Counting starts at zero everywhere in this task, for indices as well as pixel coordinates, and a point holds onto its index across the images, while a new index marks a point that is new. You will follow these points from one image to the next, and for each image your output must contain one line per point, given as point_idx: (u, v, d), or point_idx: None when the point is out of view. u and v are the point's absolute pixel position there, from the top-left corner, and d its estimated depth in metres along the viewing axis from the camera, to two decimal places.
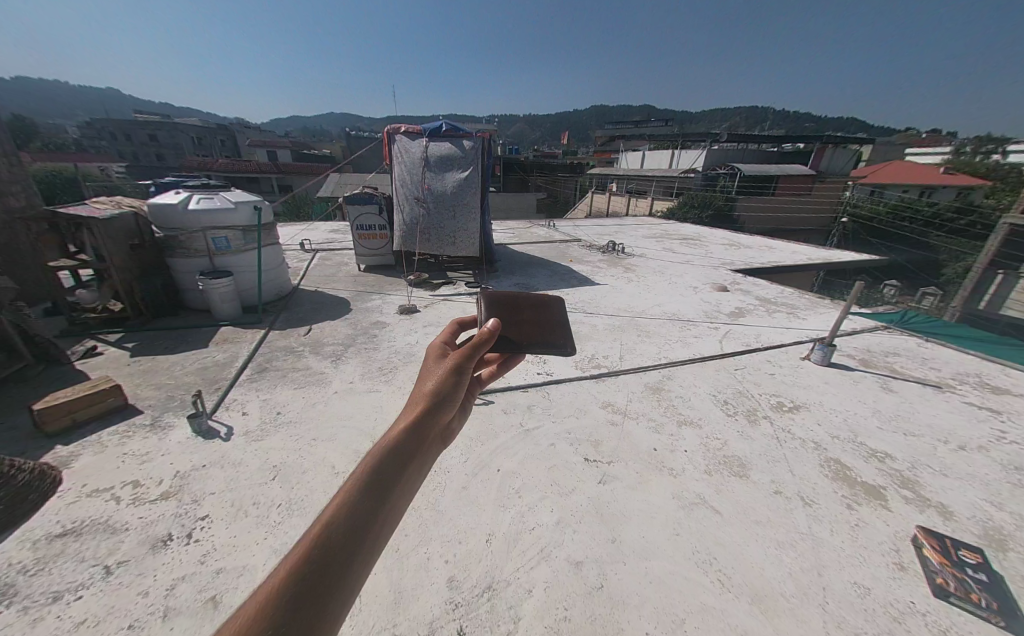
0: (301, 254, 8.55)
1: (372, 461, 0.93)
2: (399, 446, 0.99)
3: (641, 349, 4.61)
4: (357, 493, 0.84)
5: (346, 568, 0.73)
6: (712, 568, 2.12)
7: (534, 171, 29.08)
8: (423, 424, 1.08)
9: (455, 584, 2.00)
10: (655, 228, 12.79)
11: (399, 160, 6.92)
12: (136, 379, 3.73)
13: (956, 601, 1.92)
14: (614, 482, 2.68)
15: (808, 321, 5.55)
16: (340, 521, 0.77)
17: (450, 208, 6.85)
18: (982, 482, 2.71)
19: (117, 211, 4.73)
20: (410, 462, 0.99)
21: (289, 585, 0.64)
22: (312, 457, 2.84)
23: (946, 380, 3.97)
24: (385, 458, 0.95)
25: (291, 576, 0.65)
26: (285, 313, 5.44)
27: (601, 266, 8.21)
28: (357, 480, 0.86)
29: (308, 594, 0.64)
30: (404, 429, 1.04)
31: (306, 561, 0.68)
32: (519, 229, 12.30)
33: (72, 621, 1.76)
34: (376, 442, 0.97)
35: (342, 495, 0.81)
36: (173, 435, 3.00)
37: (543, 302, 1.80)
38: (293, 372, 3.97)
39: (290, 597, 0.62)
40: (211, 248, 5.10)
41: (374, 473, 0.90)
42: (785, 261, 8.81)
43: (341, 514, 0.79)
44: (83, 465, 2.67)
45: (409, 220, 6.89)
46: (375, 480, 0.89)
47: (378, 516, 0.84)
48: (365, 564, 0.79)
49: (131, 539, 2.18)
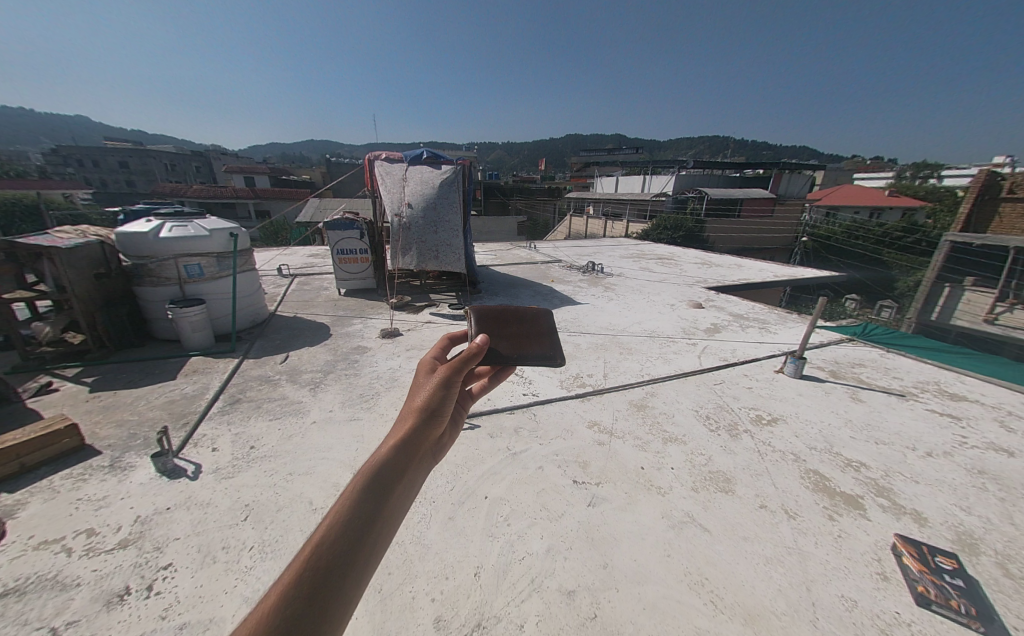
0: (280, 280, 8.39)
1: (364, 475, 0.91)
2: (391, 461, 0.98)
3: (624, 367, 4.68)
4: (350, 510, 0.83)
5: (339, 586, 0.71)
6: (704, 590, 2.10)
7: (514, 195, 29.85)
8: (417, 436, 1.09)
9: (443, 623, 1.90)
10: (632, 248, 13.30)
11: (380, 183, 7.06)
12: (96, 416, 3.50)
13: (937, 609, 1.96)
14: (603, 504, 2.66)
15: (780, 334, 5.81)
16: (332, 539, 0.76)
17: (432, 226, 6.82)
18: (951, 487, 2.83)
19: (83, 239, 4.56)
20: (403, 477, 0.98)
21: (282, 604, 0.62)
22: (288, 494, 2.69)
23: (909, 388, 4.20)
24: (377, 471, 0.93)
25: (284, 596, 0.63)
26: (261, 341, 5.27)
27: (583, 286, 8.40)
28: (350, 496, 0.86)
29: (302, 613, 0.63)
30: (395, 444, 1.03)
31: (300, 579, 0.66)
32: (501, 251, 12.52)
33: None
34: (367, 458, 0.95)
35: (335, 511, 0.80)
36: (136, 476, 2.79)
37: (533, 316, 1.87)
38: (268, 403, 3.81)
39: (283, 618, 0.60)
40: (183, 275, 4.95)
41: (366, 487, 0.89)
42: (755, 277, 9.31)
43: (333, 531, 0.77)
44: (31, 514, 2.44)
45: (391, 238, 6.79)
46: (368, 492, 0.88)
47: (372, 532, 0.83)
48: (359, 583, 0.77)
49: (83, 595, 1.98)
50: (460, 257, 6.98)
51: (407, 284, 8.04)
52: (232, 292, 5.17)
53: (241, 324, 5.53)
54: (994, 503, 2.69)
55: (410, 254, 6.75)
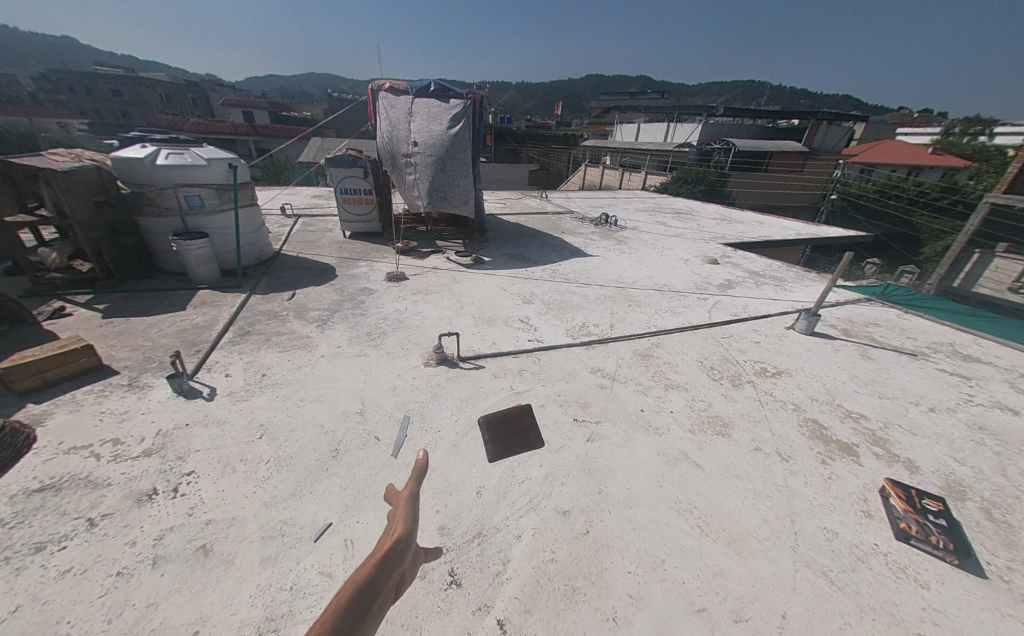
0: (284, 219, 8.19)
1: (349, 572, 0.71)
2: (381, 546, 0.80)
3: (631, 318, 4.64)
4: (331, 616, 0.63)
5: None
6: (693, 516, 2.21)
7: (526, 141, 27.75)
8: (384, 573, 0.75)
9: (446, 531, 2.04)
10: (647, 202, 12.65)
11: (385, 118, 6.65)
12: (112, 340, 3.59)
13: (916, 543, 2.06)
14: (601, 440, 2.75)
15: (794, 293, 5.65)
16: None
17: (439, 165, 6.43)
18: (948, 440, 2.87)
19: (78, 163, 4.39)
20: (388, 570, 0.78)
21: None
22: (300, 417, 2.81)
23: (920, 349, 4.14)
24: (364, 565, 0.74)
25: None
26: (268, 278, 5.25)
27: (594, 238, 8.12)
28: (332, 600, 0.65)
29: None
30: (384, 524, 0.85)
31: None
32: (511, 200, 12.02)
33: (56, 570, 1.75)
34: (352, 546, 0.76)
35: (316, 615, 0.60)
36: (154, 395, 2.92)
37: (523, 411, 2.84)
38: (277, 336, 3.87)
39: None
40: (184, 206, 4.82)
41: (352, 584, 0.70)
42: (775, 235, 8.89)
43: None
44: (59, 423, 2.59)
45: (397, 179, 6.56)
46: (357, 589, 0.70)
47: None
48: None
49: (114, 492, 2.15)
50: (468, 199, 6.67)
51: (413, 230, 7.83)
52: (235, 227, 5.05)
53: (246, 261, 5.49)
54: (988, 456, 2.73)
55: (417, 195, 6.55)
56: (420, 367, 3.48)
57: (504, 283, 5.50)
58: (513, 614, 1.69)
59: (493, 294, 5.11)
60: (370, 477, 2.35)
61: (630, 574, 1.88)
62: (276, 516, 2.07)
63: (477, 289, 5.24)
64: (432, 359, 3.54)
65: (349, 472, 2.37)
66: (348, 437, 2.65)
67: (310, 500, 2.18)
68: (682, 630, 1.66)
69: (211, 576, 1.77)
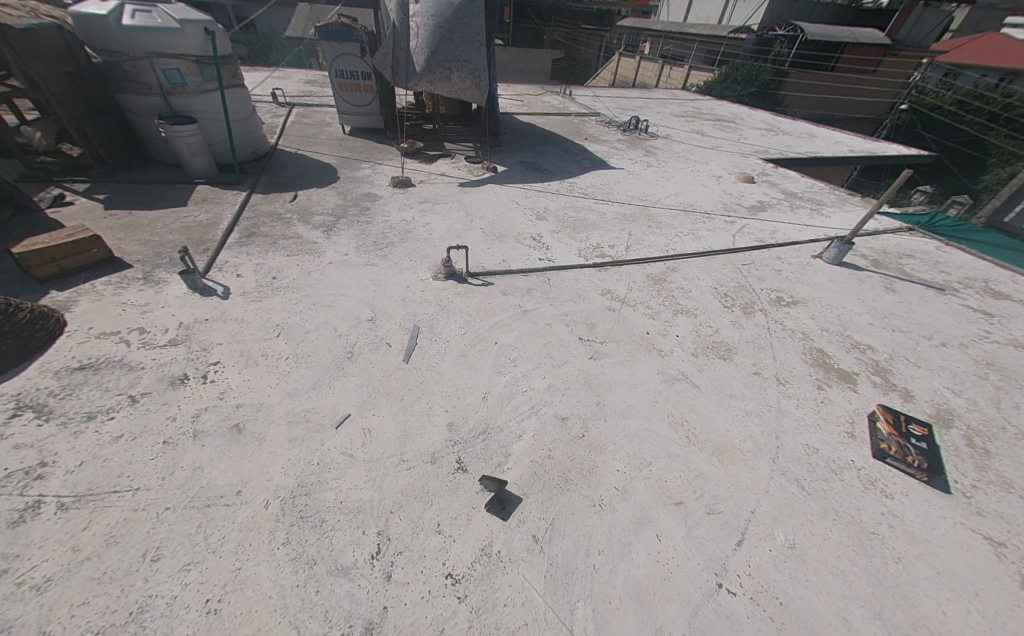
0: (276, 108, 7.36)
1: None
2: None
3: (649, 239, 4.38)
4: None
5: None
6: (683, 427, 2.36)
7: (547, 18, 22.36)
8: None
9: (454, 426, 2.23)
10: (685, 105, 11.00)
11: None
12: (117, 233, 3.52)
13: (891, 461, 2.21)
14: (604, 358, 2.82)
15: (831, 219, 5.20)
16: None
17: (447, 29, 5.21)
18: (950, 374, 2.89)
19: (35, 19, 3.80)
20: None
21: None
22: (313, 320, 2.89)
23: (951, 284, 3.93)
24: None
25: None
26: (266, 176, 4.92)
27: (619, 147, 7.27)
28: None
29: None
30: None
31: None
32: (529, 97, 10.54)
33: (112, 435, 2.00)
34: None
35: None
36: (170, 290, 2.97)
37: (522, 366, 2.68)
38: (283, 239, 3.77)
39: None
40: (164, 83, 4.28)
41: None
42: (825, 151, 7.87)
43: None
44: (85, 310, 2.70)
45: (393, 43, 5.32)
46: None
47: None
48: None
49: (150, 375, 2.33)
50: (477, 82, 5.56)
51: (419, 127, 7.04)
52: (223, 112, 4.55)
53: (241, 155, 5.09)
54: (986, 389, 2.78)
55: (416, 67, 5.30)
56: (428, 280, 3.43)
57: (516, 196, 5.11)
58: (512, 495, 1.92)
59: (504, 207, 4.79)
60: (383, 377, 2.50)
61: (619, 471, 2.09)
62: (298, 405, 2.26)
63: (487, 201, 4.90)
64: (440, 273, 3.47)
65: (363, 372, 2.52)
66: (360, 341, 2.75)
67: (328, 393, 2.35)
68: (659, 516, 1.89)
69: (247, 449, 2.00)
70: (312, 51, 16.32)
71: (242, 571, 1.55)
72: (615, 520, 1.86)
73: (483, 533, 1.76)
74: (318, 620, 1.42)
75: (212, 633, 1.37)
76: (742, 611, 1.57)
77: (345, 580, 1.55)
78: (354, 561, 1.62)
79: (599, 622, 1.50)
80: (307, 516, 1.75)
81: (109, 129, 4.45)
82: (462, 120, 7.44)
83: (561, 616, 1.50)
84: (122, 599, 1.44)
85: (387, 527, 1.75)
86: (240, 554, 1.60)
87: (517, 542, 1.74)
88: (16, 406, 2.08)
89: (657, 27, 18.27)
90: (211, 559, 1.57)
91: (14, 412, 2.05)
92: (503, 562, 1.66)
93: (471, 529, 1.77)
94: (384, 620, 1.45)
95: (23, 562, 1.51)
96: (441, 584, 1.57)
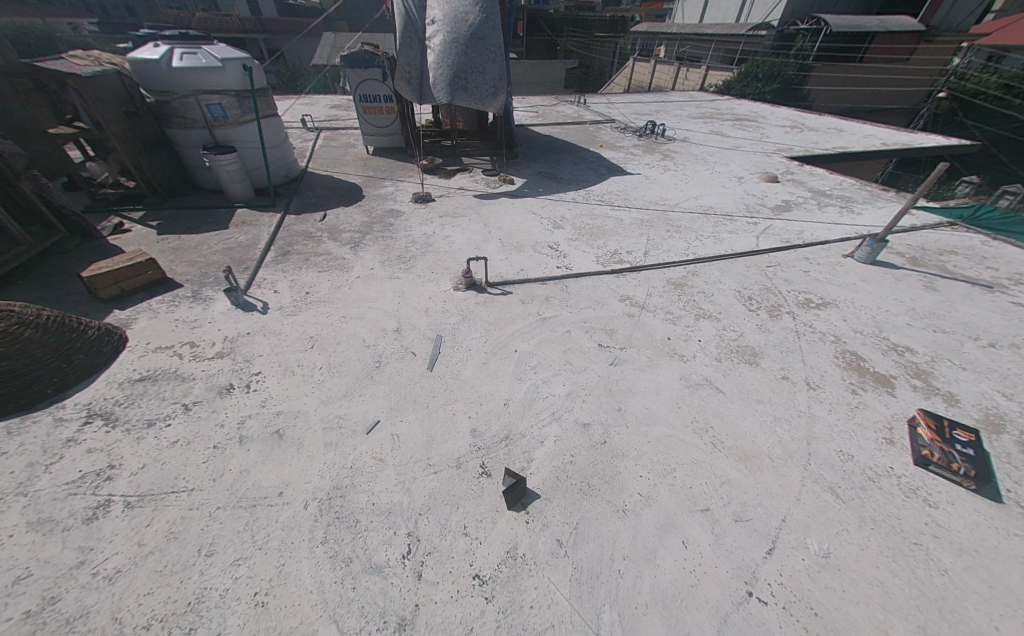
0: (305, 133, 7.83)
1: None
2: None
3: (669, 244, 4.35)
4: None
5: None
6: (707, 434, 2.33)
7: (546, 29, 21.26)
8: None
9: (477, 433, 2.30)
10: (704, 106, 10.83)
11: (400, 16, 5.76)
12: (169, 256, 3.86)
13: (934, 468, 2.10)
14: (624, 364, 2.83)
15: (862, 216, 5.02)
16: None
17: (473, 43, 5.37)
18: (1000, 375, 2.73)
19: (99, 68, 4.27)
20: None
21: None
22: (343, 331, 3.06)
23: (999, 281, 3.70)
24: None
25: None
26: (298, 197, 5.25)
27: (636, 152, 7.26)
28: None
29: None
30: None
31: None
32: (545, 107, 10.73)
33: (169, 440, 2.19)
34: None
35: None
36: (216, 306, 3.23)
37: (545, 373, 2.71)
38: (315, 257, 4.00)
39: None
40: (208, 117, 4.69)
41: None
42: (856, 146, 7.58)
43: None
44: (143, 328, 2.97)
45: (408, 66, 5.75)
46: None
47: None
48: None
49: (200, 385, 2.55)
50: (494, 92, 5.70)
51: (438, 144, 7.33)
52: (260, 140, 4.91)
53: (276, 178, 5.45)
54: None
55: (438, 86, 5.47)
56: (450, 290, 3.56)
57: (533, 206, 5.20)
58: (535, 499, 1.97)
59: (522, 218, 4.89)
60: (409, 385, 2.61)
61: (641, 477, 2.09)
62: (333, 412, 2.40)
63: (504, 213, 5.02)
64: (461, 284, 3.59)
65: (391, 379, 2.65)
66: (387, 352, 2.87)
67: (358, 401, 2.48)
68: (686, 523, 1.88)
69: (287, 453, 2.15)
70: (335, 77, 17.19)
71: (286, 567, 1.66)
72: (639, 526, 1.86)
73: (509, 536, 1.81)
74: (355, 615, 1.51)
75: (261, 623, 1.49)
76: (775, 620, 1.53)
77: (379, 578, 1.64)
78: (386, 560, 1.70)
79: (626, 627, 1.51)
80: (342, 516, 1.86)
81: (160, 160, 4.91)
82: (479, 135, 7.67)
83: (587, 619, 1.52)
84: (181, 590, 1.58)
85: (417, 528, 1.83)
86: (284, 551, 1.72)
87: (541, 546, 1.78)
88: (87, 414, 2.32)
89: (672, 29, 18.04)
90: (258, 556, 1.70)
91: (86, 420, 2.29)
92: (528, 564, 1.70)
93: (496, 531, 1.82)
94: (416, 617, 1.52)
95: (98, 554, 1.68)
96: (469, 584, 1.63)
